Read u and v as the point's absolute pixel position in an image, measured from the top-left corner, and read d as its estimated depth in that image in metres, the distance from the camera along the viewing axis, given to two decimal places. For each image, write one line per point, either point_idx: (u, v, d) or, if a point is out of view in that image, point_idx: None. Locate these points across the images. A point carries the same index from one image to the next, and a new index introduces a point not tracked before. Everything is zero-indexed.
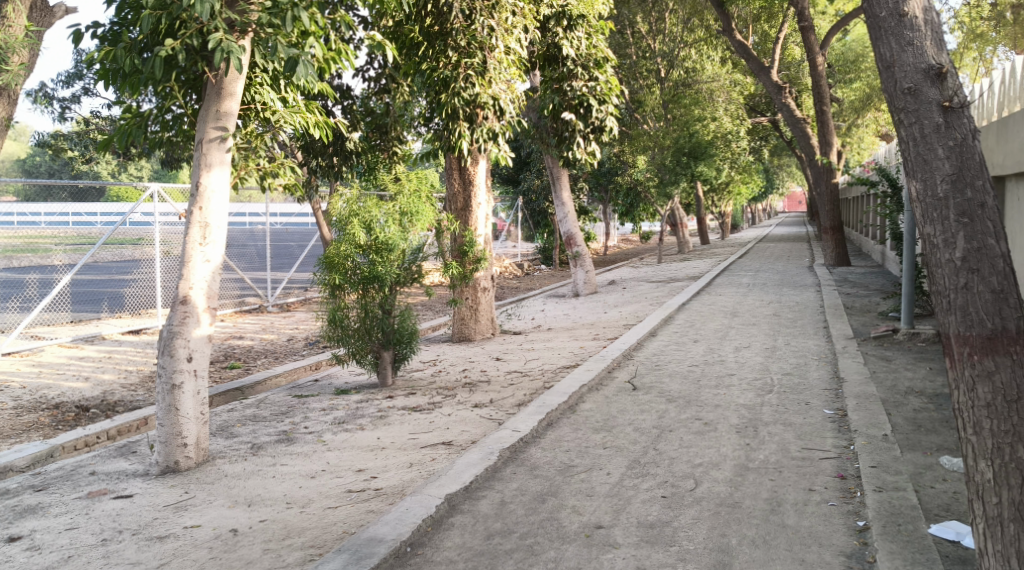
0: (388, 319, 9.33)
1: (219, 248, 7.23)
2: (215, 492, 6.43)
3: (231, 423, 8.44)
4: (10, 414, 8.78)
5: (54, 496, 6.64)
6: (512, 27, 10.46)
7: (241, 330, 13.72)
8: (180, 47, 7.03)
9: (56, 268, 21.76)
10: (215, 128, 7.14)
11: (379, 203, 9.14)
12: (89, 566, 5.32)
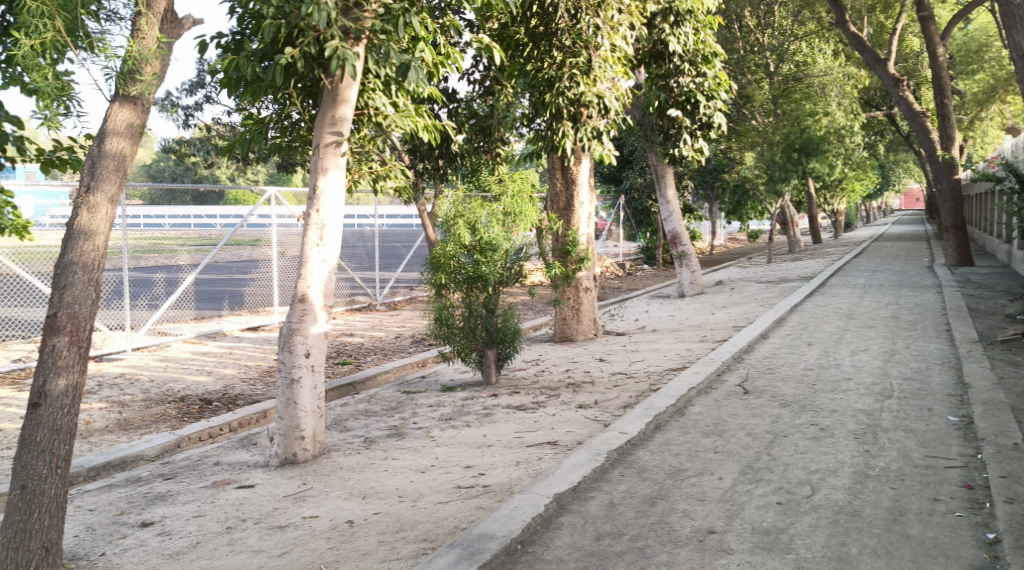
0: (492, 318, 9.38)
1: (335, 249, 7.43)
2: (331, 484, 6.63)
3: (344, 417, 8.68)
4: (140, 405, 9.25)
5: (182, 484, 6.96)
6: (618, 25, 10.37)
7: (352, 328, 14.09)
8: (298, 55, 7.30)
9: (180, 268, 22.80)
10: (331, 133, 7.35)
11: (483, 204, 9.28)
12: (215, 552, 5.56)
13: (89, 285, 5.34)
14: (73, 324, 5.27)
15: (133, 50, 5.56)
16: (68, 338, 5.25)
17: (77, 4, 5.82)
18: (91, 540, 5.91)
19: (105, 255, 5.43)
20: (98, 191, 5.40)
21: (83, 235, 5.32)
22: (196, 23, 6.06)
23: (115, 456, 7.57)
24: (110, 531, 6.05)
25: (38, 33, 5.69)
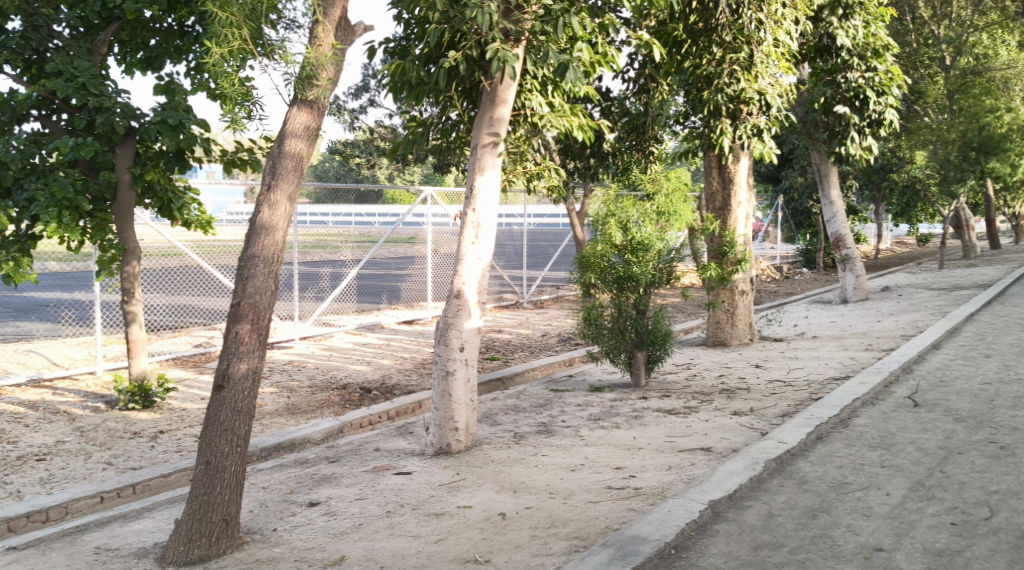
0: (643, 319, 9.30)
1: (490, 247, 7.56)
2: (484, 476, 6.76)
3: (494, 411, 8.83)
4: (306, 391, 9.72)
5: (345, 467, 7.27)
6: (782, 20, 10.09)
7: (501, 324, 14.31)
8: (461, 58, 7.51)
9: (342, 263, 23.79)
10: (489, 133, 7.51)
11: (636, 203, 9.19)
12: (376, 534, 5.78)
13: (269, 278, 5.67)
14: (254, 313, 5.61)
15: (311, 57, 5.86)
16: (250, 325, 5.60)
17: (261, 14, 6.18)
18: (264, 516, 6.27)
19: (283, 249, 5.76)
20: (278, 190, 5.73)
21: (265, 230, 5.65)
22: (367, 29, 6.33)
23: (285, 438, 7.99)
24: (280, 508, 6.39)
25: (226, 42, 6.10)
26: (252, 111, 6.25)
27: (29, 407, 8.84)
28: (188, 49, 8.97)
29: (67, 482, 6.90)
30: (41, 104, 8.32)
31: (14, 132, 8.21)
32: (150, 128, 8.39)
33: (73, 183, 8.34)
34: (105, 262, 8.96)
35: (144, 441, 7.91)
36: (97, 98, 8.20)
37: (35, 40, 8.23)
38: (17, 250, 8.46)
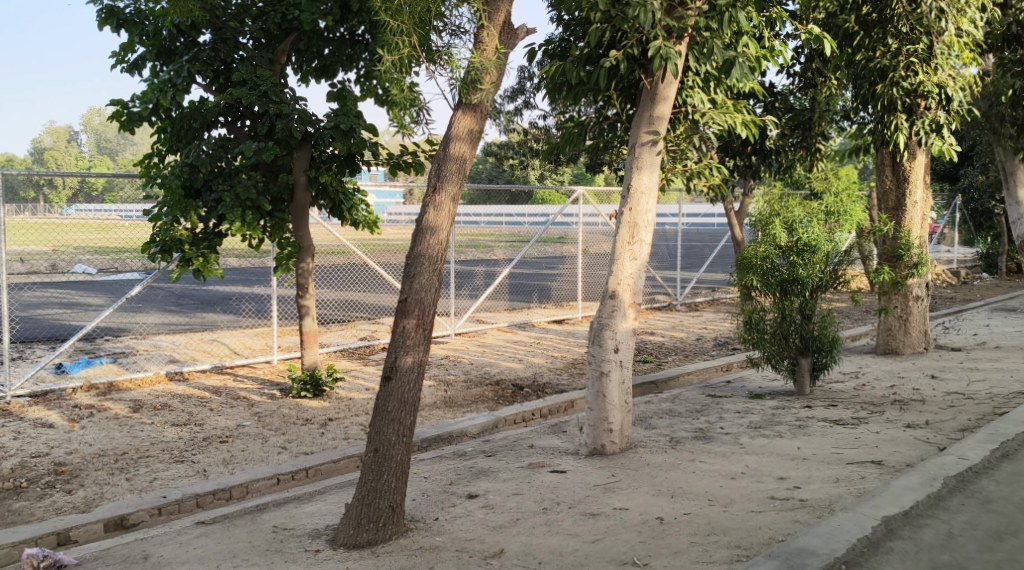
0: (808, 325, 8.90)
1: (647, 248, 7.47)
2: (640, 479, 6.70)
3: (649, 414, 8.74)
4: (462, 386, 9.93)
5: (502, 462, 7.37)
6: (966, 8, 9.49)
7: (654, 326, 14.14)
8: (622, 57, 7.49)
9: (496, 262, 24.11)
10: (648, 132, 7.44)
11: (802, 204, 9.00)
12: (534, 530, 5.84)
13: (434, 275, 5.82)
14: (420, 309, 5.78)
15: (476, 61, 5.99)
16: (416, 320, 5.77)
17: (428, 22, 6.38)
18: (426, 505, 6.44)
19: (447, 248, 5.91)
20: (443, 191, 5.88)
21: (430, 230, 5.81)
22: (530, 32, 6.39)
23: (444, 430, 8.20)
24: (441, 498, 6.55)
25: (396, 49, 6.32)
26: (420, 115, 6.47)
27: (213, 392, 9.44)
28: (359, 56, 9.37)
29: (246, 463, 7.33)
30: (227, 112, 8.89)
31: (204, 138, 8.76)
32: (324, 133, 8.83)
33: (256, 185, 8.89)
34: (283, 259, 9.34)
35: (314, 428, 8.29)
36: (277, 105, 8.68)
37: (223, 51, 8.80)
38: (205, 247, 9.04)
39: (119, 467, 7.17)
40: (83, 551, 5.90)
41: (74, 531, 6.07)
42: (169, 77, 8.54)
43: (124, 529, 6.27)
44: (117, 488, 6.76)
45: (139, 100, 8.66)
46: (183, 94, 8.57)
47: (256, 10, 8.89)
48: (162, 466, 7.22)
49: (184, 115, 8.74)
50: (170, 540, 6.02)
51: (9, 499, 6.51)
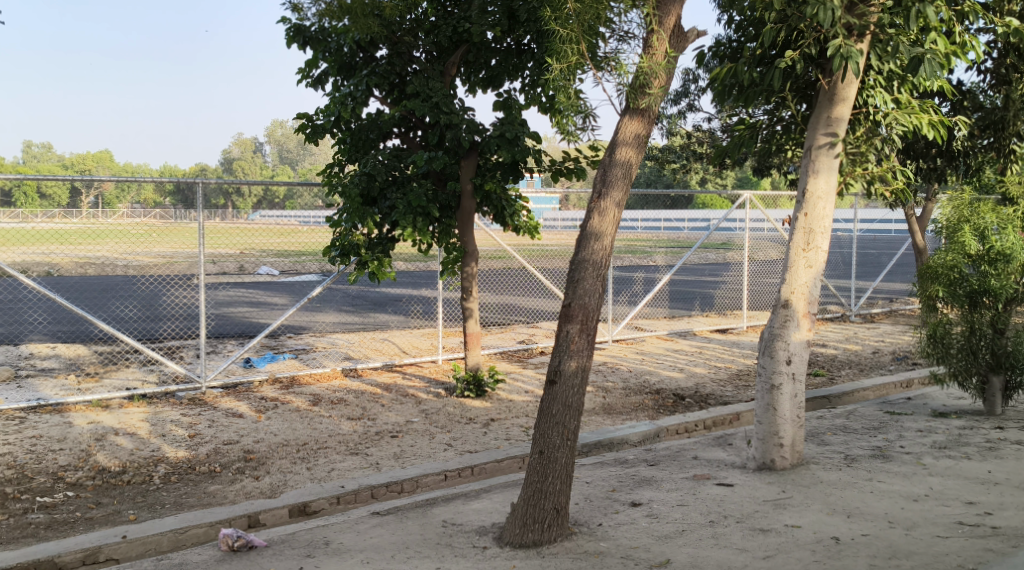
0: (1000, 340, 8.26)
1: (823, 255, 7.16)
2: (813, 497, 6.44)
3: (821, 429, 8.40)
4: (622, 393, 9.85)
5: (665, 472, 7.26)
6: None
7: (825, 338, 13.58)
8: (798, 57, 7.21)
9: (659, 269, 23.82)
10: (825, 134, 7.16)
11: (995, 210, 8.38)
12: (701, 542, 5.72)
13: (598, 281, 5.80)
14: (584, 314, 5.77)
15: (644, 66, 5.93)
16: (579, 326, 5.77)
17: (595, 29, 6.36)
18: (590, 510, 6.42)
19: (611, 254, 5.88)
20: (608, 197, 5.85)
21: (594, 236, 5.80)
22: (700, 35, 6.27)
23: (605, 437, 8.16)
24: (605, 504, 6.52)
25: (565, 57, 6.34)
26: (586, 122, 6.48)
27: (384, 388, 9.78)
28: (524, 66, 9.43)
29: (415, 458, 7.54)
30: (400, 123, 9.26)
31: (380, 148, 9.17)
32: (490, 142, 8.98)
33: (427, 193, 9.07)
34: (450, 263, 9.58)
35: (478, 427, 8.44)
36: (447, 116, 8.91)
37: (398, 65, 9.16)
38: (380, 252, 9.37)
39: (300, 457, 7.53)
40: (270, 534, 6.22)
41: (262, 514, 6.41)
42: (349, 91, 8.95)
43: (306, 516, 6.58)
44: (299, 476, 7.10)
45: (322, 113, 9.11)
46: (362, 107, 8.97)
47: (429, 24, 9.16)
48: (339, 458, 7.53)
49: (362, 126, 9.17)
50: (349, 528, 6.27)
51: (204, 482, 6.96)
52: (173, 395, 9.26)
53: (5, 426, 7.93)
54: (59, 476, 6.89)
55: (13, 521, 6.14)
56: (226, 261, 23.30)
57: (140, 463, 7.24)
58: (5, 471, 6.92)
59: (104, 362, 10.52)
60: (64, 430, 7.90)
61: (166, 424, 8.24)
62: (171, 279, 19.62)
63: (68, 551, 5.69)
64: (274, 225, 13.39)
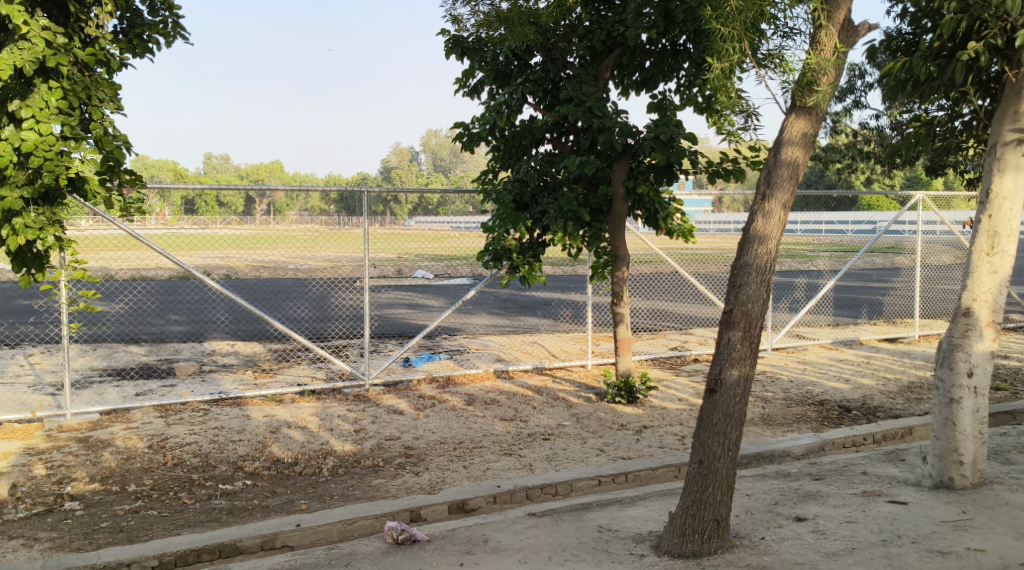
0: None
1: (1010, 259, 6.67)
2: (997, 519, 6.01)
3: (1005, 448, 7.82)
4: (782, 403, 9.50)
5: (831, 487, 6.94)
6: None
7: (1007, 350, 12.66)
8: (981, 48, 6.73)
9: (821, 274, 22.92)
10: (1013, 130, 6.67)
11: None
12: (873, 562, 5.44)
13: (762, 286, 5.60)
14: (747, 321, 5.58)
15: (812, 62, 5.70)
16: (742, 333, 5.58)
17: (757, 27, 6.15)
18: (751, 522, 6.21)
19: (777, 258, 5.65)
20: (773, 199, 5.63)
21: (758, 239, 5.60)
22: (872, 28, 5.95)
23: (766, 448, 7.88)
24: (767, 517, 6.29)
25: (726, 56, 6.17)
26: (746, 122, 6.25)
27: (535, 391, 9.79)
28: (680, 66, 9.24)
29: (568, 462, 7.51)
30: (553, 128, 9.30)
31: (533, 153, 9.23)
32: (644, 144, 8.82)
33: (578, 197, 9.01)
34: (599, 267, 9.47)
35: (630, 434, 8.33)
36: (600, 119, 8.84)
37: (552, 71, 9.15)
38: (531, 256, 9.46)
39: (457, 455, 7.64)
40: (432, 529, 6.33)
41: (424, 510, 6.53)
42: (504, 99, 9.04)
43: (464, 514, 6.66)
44: (456, 474, 7.20)
45: (478, 122, 9.25)
46: (516, 114, 9.03)
47: (583, 29, 9.14)
48: (493, 458, 7.59)
49: (515, 133, 9.26)
50: (506, 528, 6.31)
51: (369, 476, 7.16)
52: (339, 392, 9.60)
53: (190, 416, 8.43)
54: (238, 465, 7.25)
55: (198, 505, 6.50)
56: (386, 265, 24.04)
57: (310, 456, 7.53)
58: (190, 458, 7.34)
59: (277, 359, 11.05)
60: (242, 423, 8.31)
61: (333, 419, 8.54)
62: (335, 282, 20.43)
63: (249, 536, 5.96)
64: (428, 231, 13.56)
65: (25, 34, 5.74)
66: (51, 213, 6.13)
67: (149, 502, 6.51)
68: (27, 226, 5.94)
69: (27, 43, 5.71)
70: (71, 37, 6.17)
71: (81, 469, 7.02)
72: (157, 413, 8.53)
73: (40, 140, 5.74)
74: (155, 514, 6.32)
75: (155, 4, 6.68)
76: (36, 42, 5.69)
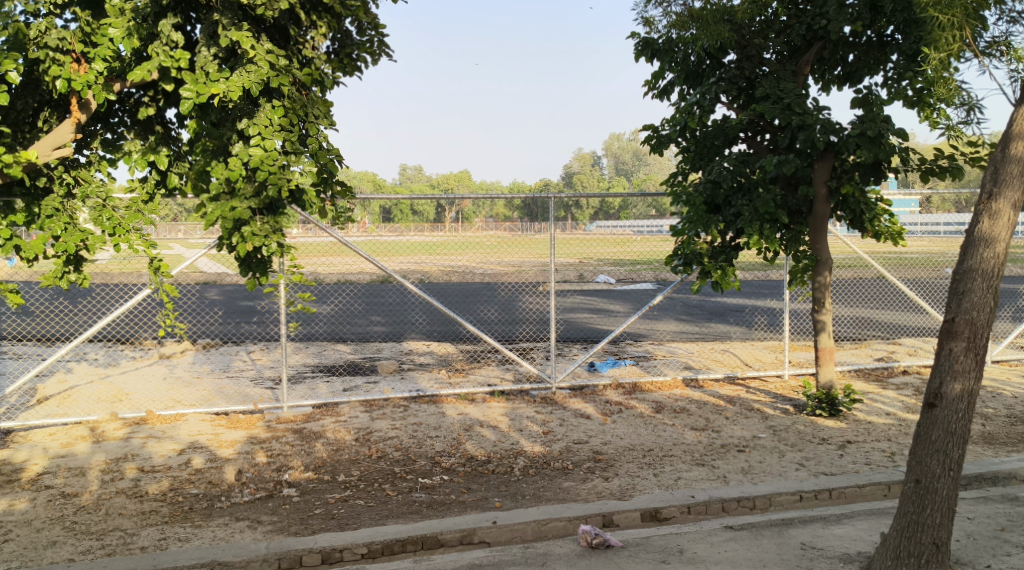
0: None
1: None
2: None
3: None
4: (1004, 421, 8.76)
5: None
6: None
7: None
8: None
9: None
10: None
11: None
12: None
13: (989, 293, 5.16)
14: (972, 331, 5.17)
15: None
16: (966, 344, 5.17)
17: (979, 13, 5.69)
18: (974, 548, 5.74)
19: (1006, 263, 5.19)
20: (1002, 198, 5.16)
21: (984, 242, 5.16)
22: None
23: (988, 469, 7.28)
24: (993, 544, 5.80)
25: (944, 46, 5.75)
26: (964, 114, 5.86)
27: (728, 401, 9.51)
28: (889, 58, 8.68)
29: (766, 475, 7.23)
30: (748, 128, 8.94)
31: (726, 153, 8.90)
32: (849, 141, 8.31)
33: (775, 198, 8.62)
34: (797, 272, 8.92)
35: (833, 449, 7.92)
36: (799, 117, 8.42)
37: (748, 69, 8.84)
38: (724, 261, 9.10)
39: (648, 463, 7.52)
40: (626, 536, 6.26)
41: (617, 515, 6.46)
42: (696, 99, 8.82)
43: (657, 522, 6.54)
44: (647, 481, 7.09)
45: (668, 123, 9.09)
46: (709, 114, 8.79)
47: (780, 24, 8.79)
48: (686, 467, 7.42)
49: (708, 134, 8.99)
50: (703, 539, 6.15)
51: (560, 478, 7.16)
52: (527, 394, 9.68)
53: (391, 412, 8.75)
54: (436, 461, 7.45)
55: (400, 498, 6.73)
56: (569, 270, 24.15)
57: (503, 455, 7.63)
58: (392, 452, 7.62)
59: (468, 360, 11.30)
60: (438, 420, 8.55)
61: (523, 420, 8.63)
62: (523, 286, 20.74)
63: (449, 530, 6.10)
64: (609, 235, 13.48)
65: (252, 59, 6.18)
66: (275, 222, 6.46)
67: (357, 492, 6.79)
68: (255, 234, 6.31)
69: (254, 66, 6.16)
70: (290, 58, 6.52)
71: (297, 458, 7.43)
72: (361, 408, 8.92)
73: (265, 156, 6.13)
74: (362, 504, 6.58)
75: (364, 25, 6.96)
76: (261, 65, 6.12)
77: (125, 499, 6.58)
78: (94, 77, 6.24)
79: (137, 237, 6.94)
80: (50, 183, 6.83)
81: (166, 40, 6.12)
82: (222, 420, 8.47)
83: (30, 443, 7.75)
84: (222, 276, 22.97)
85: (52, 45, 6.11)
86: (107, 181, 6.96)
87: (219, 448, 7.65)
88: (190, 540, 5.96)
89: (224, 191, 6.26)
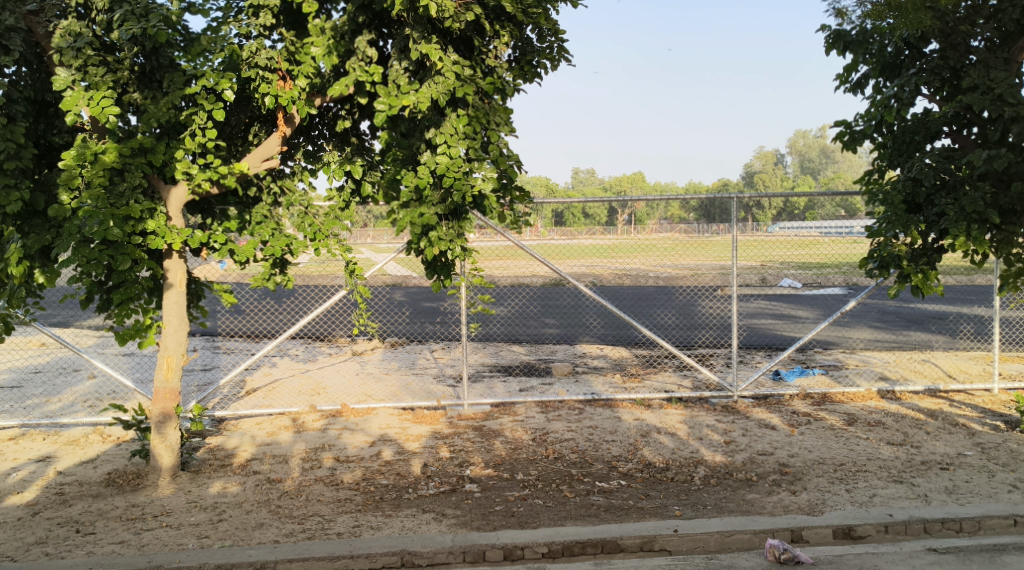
0: None
1: None
2: None
3: None
4: None
5: None
6: None
7: None
8: None
9: None
10: None
11: None
12: None
13: None
14: None
15: None
16: None
17: None
18: None
19: None
20: None
21: None
22: None
23: None
24: None
25: None
26: None
27: (929, 415, 8.91)
28: None
29: (973, 496, 6.72)
30: (953, 120, 8.34)
31: (928, 149, 8.35)
32: None
33: (985, 196, 8.00)
34: (1010, 276, 8.42)
35: None
36: (1013, 108, 7.84)
37: (953, 58, 8.26)
38: (925, 264, 8.49)
39: (839, 478, 7.16)
40: (816, 553, 6.01)
41: (806, 531, 6.18)
42: (894, 92, 8.33)
43: (851, 540, 6.21)
44: (838, 497, 6.75)
45: (862, 118, 8.69)
46: (908, 107, 8.25)
47: (990, 8, 8.11)
48: (881, 484, 7.02)
49: (906, 128, 8.48)
50: (902, 561, 5.83)
51: (743, 489, 6.95)
52: (707, 401, 9.45)
53: (567, 414, 8.80)
54: (613, 465, 7.42)
55: (579, 500, 6.75)
56: (751, 273, 23.46)
57: (682, 463, 7.50)
58: (569, 454, 7.65)
59: (646, 365, 11.18)
60: (615, 424, 8.51)
61: (702, 428, 8.44)
62: (702, 291, 20.32)
63: (629, 535, 6.06)
64: (793, 238, 12.98)
65: (440, 70, 6.40)
66: (459, 226, 6.65)
67: (536, 491, 6.88)
68: (441, 238, 6.54)
69: (442, 77, 6.38)
70: (474, 68, 6.71)
71: (478, 454, 7.62)
72: (538, 409, 9.01)
73: (451, 163, 6.37)
74: (541, 504, 6.66)
75: (544, 31, 7.03)
76: (448, 76, 6.34)
77: (323, 487, 6.97)
78: (298, 93, 6.68)
79: (335, 242, 7.27)
80: (260, 192, 7.48)
81: (362, 56, 6.49)
82: (409, 415, 8.80)
83: (239, 432, 8.35)
84: (408, 280, 23.93)
85: (261, 65, 6.52)
86: (309, 190, 7.44)
87: (407, 442, 7.95)
88: (382, 528, 6.23)
89: (413, 197, 6.57)
